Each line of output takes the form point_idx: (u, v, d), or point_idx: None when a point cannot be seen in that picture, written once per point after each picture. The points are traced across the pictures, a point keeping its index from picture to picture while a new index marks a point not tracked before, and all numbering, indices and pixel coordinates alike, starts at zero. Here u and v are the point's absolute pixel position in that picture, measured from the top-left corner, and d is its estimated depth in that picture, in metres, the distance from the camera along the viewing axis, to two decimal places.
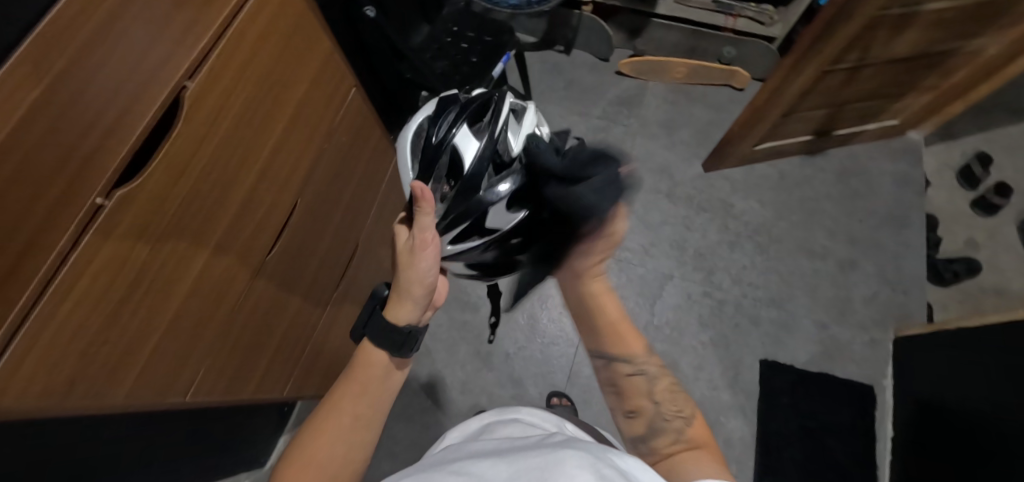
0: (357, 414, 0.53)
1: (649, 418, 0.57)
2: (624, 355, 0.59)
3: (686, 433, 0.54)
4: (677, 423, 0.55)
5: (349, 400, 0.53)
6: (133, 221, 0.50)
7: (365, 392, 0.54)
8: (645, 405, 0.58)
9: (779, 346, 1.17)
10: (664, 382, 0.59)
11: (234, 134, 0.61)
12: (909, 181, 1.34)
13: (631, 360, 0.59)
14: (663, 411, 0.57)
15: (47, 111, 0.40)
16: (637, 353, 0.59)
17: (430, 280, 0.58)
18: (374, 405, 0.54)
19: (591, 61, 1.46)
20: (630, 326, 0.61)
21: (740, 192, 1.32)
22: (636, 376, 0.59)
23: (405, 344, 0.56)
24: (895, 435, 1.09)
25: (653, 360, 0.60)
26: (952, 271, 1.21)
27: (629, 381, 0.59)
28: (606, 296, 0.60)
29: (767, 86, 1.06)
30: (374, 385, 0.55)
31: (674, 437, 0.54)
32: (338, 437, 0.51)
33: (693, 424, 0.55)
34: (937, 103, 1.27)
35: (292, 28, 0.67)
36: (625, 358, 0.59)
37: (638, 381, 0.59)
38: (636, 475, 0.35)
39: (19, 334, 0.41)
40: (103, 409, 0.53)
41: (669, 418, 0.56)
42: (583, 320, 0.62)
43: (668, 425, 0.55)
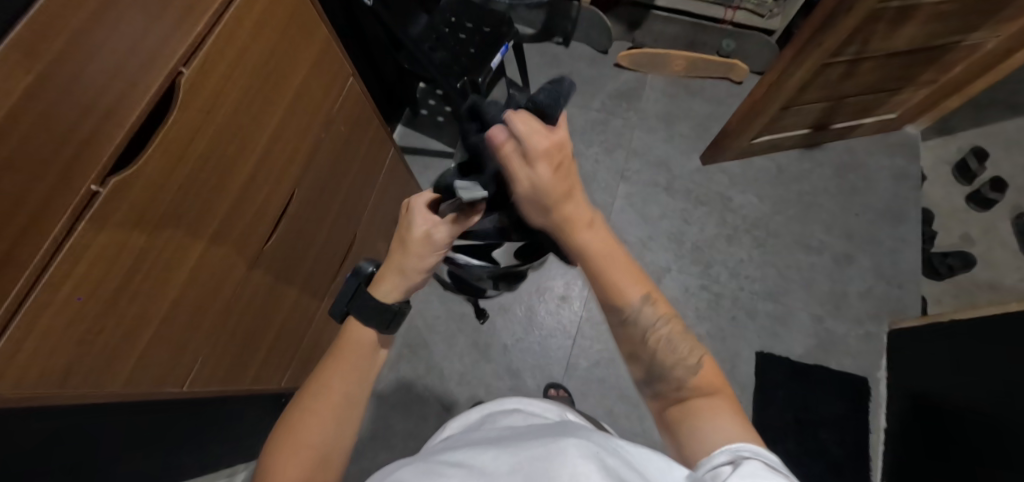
0: (345, 393, 0.52)
1: (648, 363, 0.52)
2: (618, 305, 0.49)
3: (690, 380, 0.50)
4: (680, 371, 0.50)
5: (339, 380, 0.53)
6: (129, 208, 0.50)
7: (354, 372, 0.54)
8: (643, 351, 0.52)
9: (775, 339, 1.18)
10: (665, 328, 0.51)
11: (230, 122, 0.60)
12: (906, 176, 1.35)
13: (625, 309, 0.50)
14: (661, 358, 0.51)
15: (42, 95, 0.40)
16: (631, 302, 0.49)
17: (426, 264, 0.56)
18: (362, 384, 0.54)
19: (590, 54, 1.46)
20: (625, 270, 0.49)
21: (738, 186, 1.32)
22: (632, 323, 0.50)
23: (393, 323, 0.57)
24: (888, 427, 1.10)
25: (653, 306, 0.50)
26: (947, 265, 1.21)
27: (625, 332, 0.51)
28: (594, 249, 0.49)
29: (766, 79, 1.06)
30: (364, 365, 0.55)
31: (679, 384, 0.50)
32: (328, 416, 0.51)
33: (700, 370, 0.50)
34: (935, 98, 1.28)
35: (291, 15, 0.66)
36: (617, 308, 0.50)
37: (634, 330, 0.51)
38: (639, 465, 0.35)
39: (14, 323, 0.41)
40: (100, 398, 0.53)
41: (669, 366, 0.50)
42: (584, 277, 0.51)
43: (671, 372, 0.50)
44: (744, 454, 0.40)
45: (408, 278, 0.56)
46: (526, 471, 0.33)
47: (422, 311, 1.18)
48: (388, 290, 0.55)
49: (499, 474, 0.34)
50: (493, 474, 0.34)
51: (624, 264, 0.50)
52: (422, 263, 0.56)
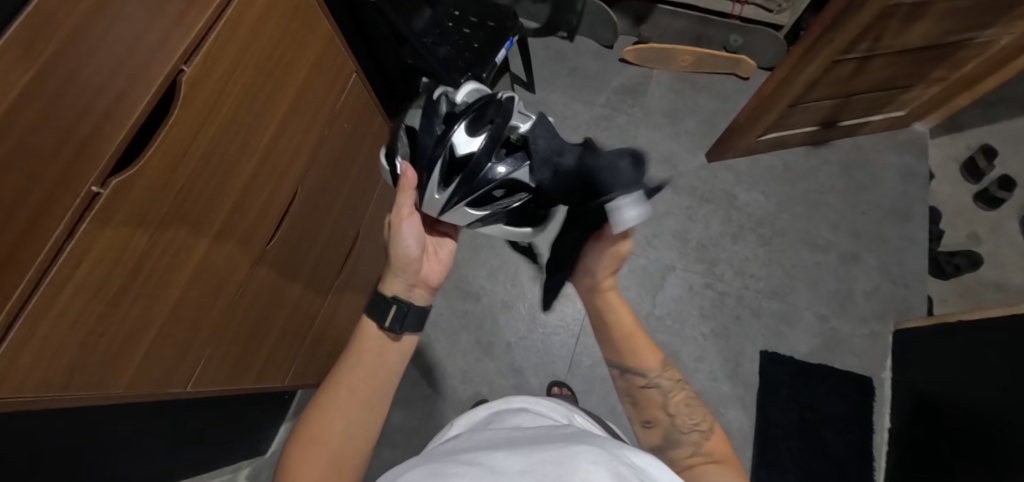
0: (350, 387, 0.53)
1: (663, 428, 0.60)
2: (637, 368, 0.62)
3: (703, 445, 0.55)
4: (695, 435, 0.57)
5: (348, 374, 0.54)
6: (132, 209, 0.49)
7: (362, 368, 0.54)
8: (660, 417, 0.60)
9: (780, 338, 1.17)
10: (681, 395, 0.61)
11: (234, 119, 0.60)
12: (913, 174, 1.33)
13: (645, 374, 0.62)
14: (679, 424, 0.59)
15: (39, 96, 0.39)
16: (650, 367, 0.62)
17: (413, 253, 0.59)
18: (373, 378, 0.54)
19: (595, 48, 1.44)
20: (646, 340, 0.63)
21: (744, 183, 1.31)
22: (653, 388, 0.62)
23: (399, 318, 0.56)
24: (893, 426, 1.09)
25: (668, 375, 0.62)
26: (954, 264, 1.21)
27: (643, 394, 0.62)
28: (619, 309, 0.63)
29: (775, 76, 1.04)
30: (373, 360, 0.55)
31: (692, 450, 0.55)
32: (337, 409, 0.52)
33: (712, 438, 0.56)
34: (945, 95, 1.26)
35: (293, 10, 0.65)
36: (637, 373, 0.62)
37: (653, 394, 0.61)
38: (651, 472, 0.34)
39: (17, 325, 0.40)
40: (104, 399, 0.52)
41: (685, 430, 0.58)
42: (602, 336, 0.65)
43: (686, 437, 0.57)
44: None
45: (401, 265, 0.59)
46: (538, 473, 0.32)
47: None
48: (393, 287, 0.59)
49: (510, 473, 0.33)
50: (505, 473, 0.33)
51: (644, 338, 0.63)
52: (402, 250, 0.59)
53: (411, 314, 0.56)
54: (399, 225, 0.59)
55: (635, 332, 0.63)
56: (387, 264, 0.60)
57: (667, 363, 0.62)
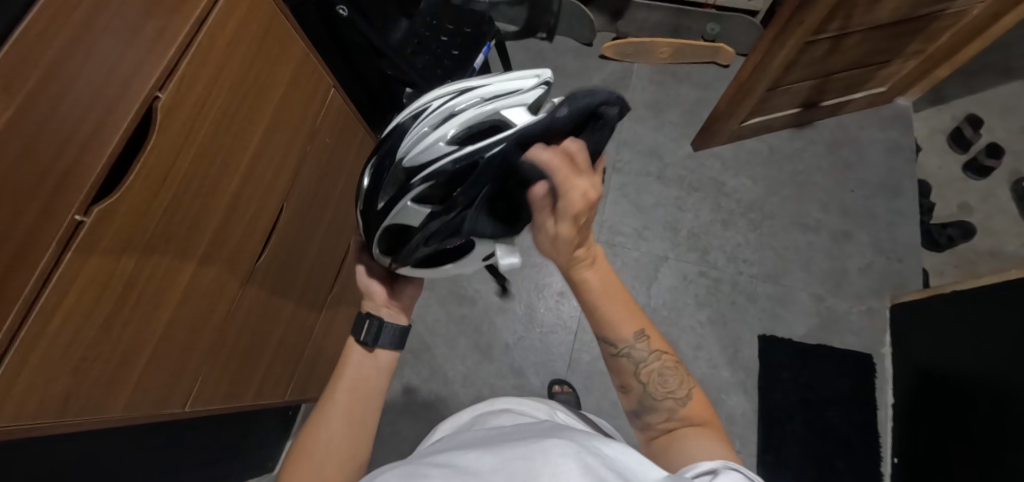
0: (340, 400, 0.53)
1: (639, 395, 0.54)
2: (611, 338, 0.51)
3: (680, 411, 0.51)
4: (670, 402, 0.52)
5: (336, 391, 0.54)
6: (116, 234, 0.50)
7: (347, 383, 0.55)
8: (634, 384, 0.54)
9: (777, 321, 1.17)
10: (657, 363, 0.53)
11: (212, 141, 0.61)
12: (900, 149, 1.34)
13: (618, 343, 0.52)
14: (652, 391, 0.53)
15: (18, 131, 0.40)
16: (625, 337, 0.51)
17: (372, 288, 0.63)
18: (358, 393, 0.55)
19: (574, 47, 1.45)
20: (624, 305, 0.52)
21: (731, 170, 1.31)
22: (624, 357, 0.52)
23: (372, 333, 0.56)
24: (896, 402, 1.09)
25: (644, 342, 0.52)
26: (947, 235, 1.22)
27: (616, 362, 0.53)
28: (595, 275, 0.49)
29: (750, 61, 1.05)
30: (359, 376, 0.56)
31: (667, 415, 0.52)
32: (329, 425, 0.52)
33: (688, 404, 0.52)
34: (925, 67, 1.26)
35: (264, 31, 0.66)
36: (610, 343, 0.52)
37: (625, 362, 0.52)
38: (619, 461, 0.35)
39: (8, 355, 0.41)
40: (101, 422, 0.54)
41: (659, 397, 0.53)
42: (569, 298, 0.53)
43: (659, 404, 0.53)
44: (727, 465, 0.39)
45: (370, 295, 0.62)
46: (508, 470, 0.33)
47: (422, 316, 1.18)
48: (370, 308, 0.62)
49: (481, 473, 0.34)
50: (476, 472, 0.34)
51: (623, 304, 0.51)
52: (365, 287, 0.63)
53: (387, 329, 0.57)
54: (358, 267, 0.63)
55: (609, 299, 0.51)
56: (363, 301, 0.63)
57: (644, 328, 0.52)
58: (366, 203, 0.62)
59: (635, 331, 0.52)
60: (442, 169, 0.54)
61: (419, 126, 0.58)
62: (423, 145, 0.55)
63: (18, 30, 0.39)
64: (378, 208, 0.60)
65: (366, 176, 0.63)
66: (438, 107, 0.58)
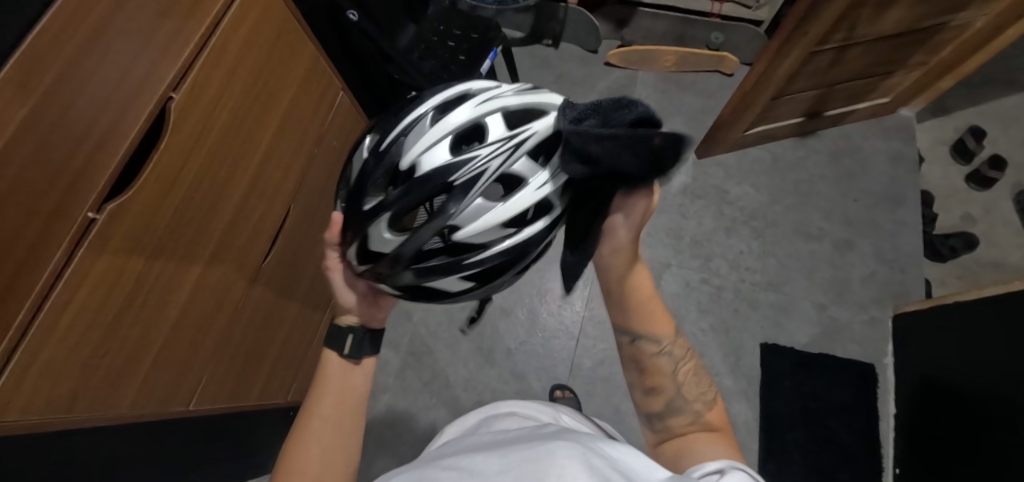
0: (325, 416, 0.51)
1: (669, 397, 0.55)
2: (652, 335, 0.55)
3: (703, 416, 0.53)
4: (698, 405, 0.54)
5: (318, 402, 0.52)
6: (127, 233, 0.51)
7: (332, 394, 0.53)
8: (666, 384, 0.55)
9: (779, 329, 1.17)
10: (687, 366, 0.56)
11: (223, 142, 0.62)
12: (903, 159, 1.34)
13: (658, 341, 0.56)
14: (685, 392, 0.55)
15: (35, 129, 0.40)
16: (664, 336, 0.55)
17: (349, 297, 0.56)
18: (343, 403, 0.53)
19: (580, 53, 1.46)
20: (661, 305, 0.57)
21: (735, 178, 1.32)
22: (664, 355, 0.56)
23: (356, 345, 0.54)
24: (898, 412, 1.09)
25: (678, 344, 0.57)
26: (949, 246, 1.22)
27: (654, 361, 0.56)
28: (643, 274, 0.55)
29: (755, 70, 1.05)
30: (342, 389, 0.54)
31: (692, 418, 0.53)
32: (316, 439, 0.50)
33: (713, 409, 0.54)
34: (928, 79, 1.27)
35: (275, 35, 0.67)
36: (652, 340, 0.55)
37: (662, 361, 0.56)
38: (624, 463, 0.35)
39: (18, 352, 0.42)
40: (107, 419, 0.54)
41: (689, 399, 0.54)
42: (613, 296, 0.56)
43: (689, 406, 0.54)
44: (733, 464, 0.39)
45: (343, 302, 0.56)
46: (516, 473, 0.33)
47: (425, 319, 1.18)
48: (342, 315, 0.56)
49: (490, 474, 0.34)
50: (484, 474, 0.34)
51: (661, 305, 0.56)
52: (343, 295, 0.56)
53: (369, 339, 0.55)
54: (331, 278, 0.55)
55: (652, 297, 0.56)
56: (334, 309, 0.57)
57: (680, 331, 0.57)
58: (377, 256, 0.49)
59: (670, 333, 0.56)
60: (507, 251, 0.50)
61: (470, 194, 0.47)
62: (483, 222, 0.47)
63: (36, 28, 0.39)
64: (405, 274, 0.50)
65: (384, 228, 0.49)
66: (494, 168, 0.47)
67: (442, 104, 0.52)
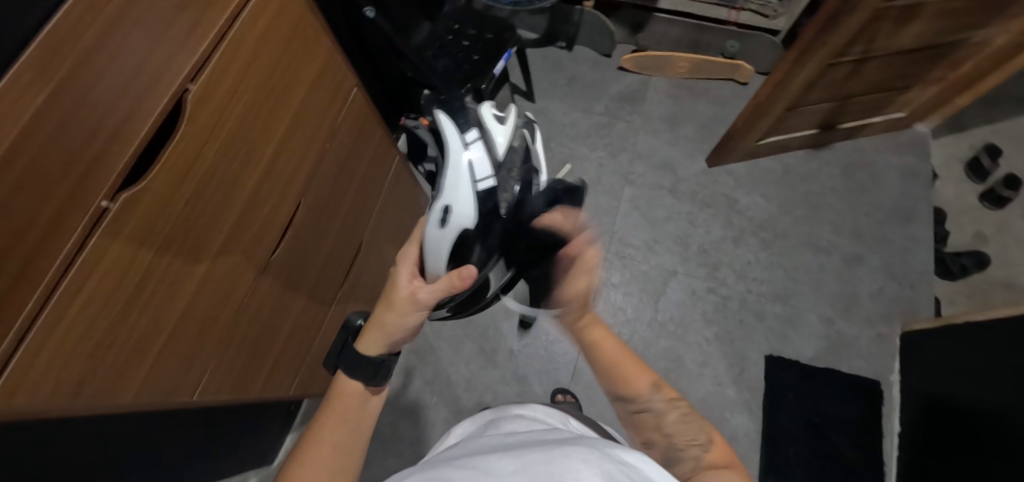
0: (335, 443, 0.51)
1: (663, 448, 0.55)
2: (630, 393, 0.59)
3: (705, 458, 0.51)
4: (695, 450, 0.52)
5: (331, 429, 0.51)
6: (139, 222, 0.51)
7: (338, 419, 0.52)
8: (658, 438, 0.57)
9: (784, 341, 1.17)
10: (677, 412, 0.57)
11: (238, 134, 0.62)
12: (916, 175, 1.33)
13: (638, 398, 0.59)
14: (675, 442, 0.54)
15: (51, 117, 0.40)
16: (643, 390, 0.59)
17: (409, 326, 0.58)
18: (353, 433, 0.52)
19: (593, 57, 1.45)
20: (633, 363, 0.61)
21: (745, 187, 1.31)
22: (647, 412, 0.58)
23: (379, 373, 0.56)
24: (903, 431, 1.08)
25: (661, 394, 0.59)
26: (960, 264, 1.21)
27: (640, 418, 0.59)
28: (602, 341, 0.62)
29: (770, 80, 1.04)
30: (356, 416, 0.54)
31: (693, 463, 0.50)
32: (320, 468, 0.49)
33: (712, 449, 0.52)
34: (946, 95, 1.26)
35: (294, 29, 0.67)
36: (630, 398, 0.59)
37: (648, 417, 0.58)
38: (640, 469, 0.35)
39: (28, 336, 0.42)
40: (112, 406, 0.54)
41: (682, 447, 0.53)
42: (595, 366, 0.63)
43: (684, 453, 0.52)
44: None
45: (391, 329, 0.57)
46: (531, 473, 0.33)
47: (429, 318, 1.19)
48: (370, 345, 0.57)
49: (502, 475, 0.34)
50: (498, 474, 0.34)
51: (631, 361, 0.61)
52: (403, 321, 0.57)
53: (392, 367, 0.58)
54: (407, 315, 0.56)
55: (622, 357, 0.61)
56: (367, 327, 0.57)
57: (656, 381, 0.60)
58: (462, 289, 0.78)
59: (650, 383, 0.60)
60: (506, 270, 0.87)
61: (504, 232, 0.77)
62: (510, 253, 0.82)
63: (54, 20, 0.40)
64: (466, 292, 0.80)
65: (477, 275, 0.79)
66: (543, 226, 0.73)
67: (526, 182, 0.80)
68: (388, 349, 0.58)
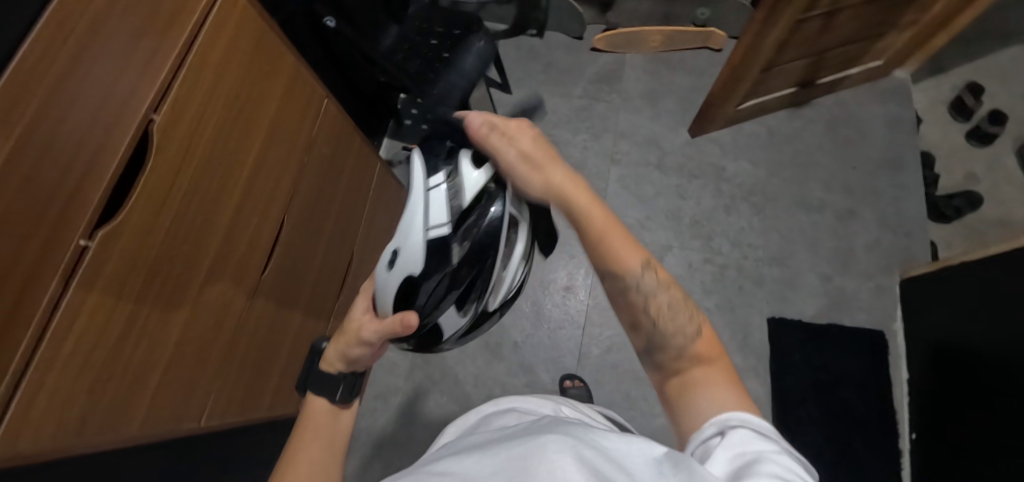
0: (312, 460, 0.48)
1: (649, 332, 0.47)
2: (616, 271, 0.46)
3: (691, 348, 0.44)
4: (680, 340, 0.45)
5: (306, 449, 0.49)
6: (121, 257, 0.51)
7: (311, 435, 0.50)
8: (644, 321, 0.47)
9: (785, 303, 1.17)
10: (667, 296, 0.47)
11: (210, 160, 0.62)
12: (900, 122, 1.32)
13: (624, 276, 0.46)
14: (662, 326, 0.46)
15: (23, 159, 0.41)
16: (631, 269, 0.46)
17: (362, 357, 0.53)
18: (329, 449, 0.50)
19: (565, 41, 1.44)
20: (625, 235, 0.47)
21: (730, 154, 1.31)
22: (635, 289, 0.47)
23: (349, 389, 0.53)
24: (911, 378, 1.09)
25: (653, 273, 0.47)
26: (954, 207, 1.22)
27: (628, 299, 0.47)
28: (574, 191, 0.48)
29: (742, 43, 1.04)
30: (330, 433, 0.51)
31: (678, 351, 0.45)
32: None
33: (699, 341, 0.44)
34: (921, 39, 1.25)
35: (254, 47, 0.67)
36: (616, 276, 0.47)
37: (635, 297, 0.47)
38: (615, 449, 0.35)
39: (24, 379, 0.43)
40: (118, 442, 0.55)
41: (670, 334, 0.45)
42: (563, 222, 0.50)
43: (670, 339, 0.45)
44: (732, 423, 0.36)
45: (351, 358, 0.53)
46: (507, 473, 0.33)
47: None
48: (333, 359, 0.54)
49: (480, 477, 0.34)
50: (476, 476, 0.34)
51: (621, 235, 0.47)
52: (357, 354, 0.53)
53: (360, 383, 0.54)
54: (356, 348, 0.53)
55: (608, 230, 0.46)
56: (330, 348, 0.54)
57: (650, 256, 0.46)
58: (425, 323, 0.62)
59: (640, 261, 0.46)
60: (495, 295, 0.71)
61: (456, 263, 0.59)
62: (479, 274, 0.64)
63: (10, 65, 0.39)
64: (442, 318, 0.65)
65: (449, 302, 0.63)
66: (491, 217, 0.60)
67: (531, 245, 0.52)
68: (349, 367, 0.54)
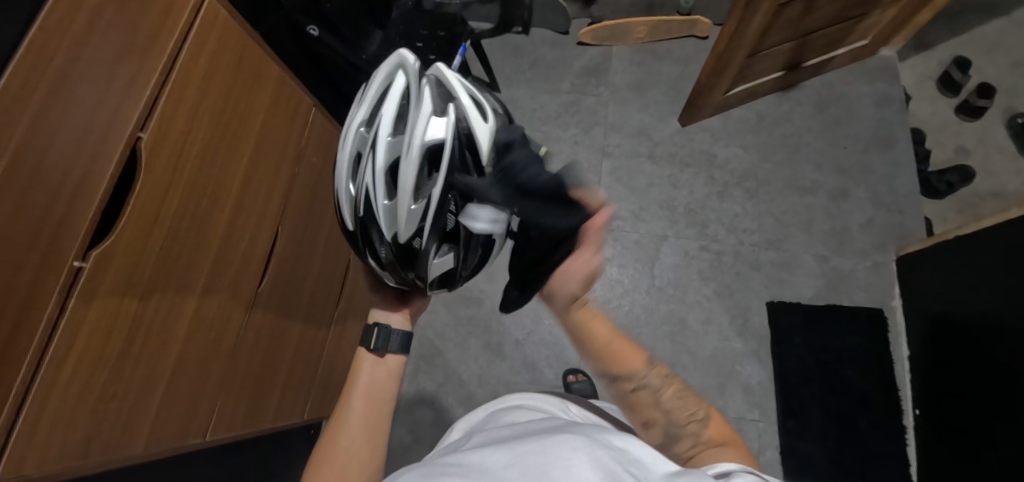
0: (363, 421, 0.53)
1: (663, 426, 0.52)
2: (625, 372, 0.54)
3: (703, 432, 0.50)
4: (693, 426, 0.51)
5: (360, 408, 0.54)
6: (116, 277, 0.51)
7: (361, 399, 0.55)
8: (655, 416, 0.53)
9: (783, 286, 1.17)
10: (670, 389, 0.54)
11: (200, 174, 0.62)
12: (889, 100, 1.32)
13: (633, 376, 0.54)
14: (675, 419, 0.52)
15: (11, 186, 0.41)
16: (637, 367, 0.54)
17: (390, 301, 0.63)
18: (378, 414, 0.54)
19: (551, 37, 1.44)
20: (627, 341, 0.56)
21: (721, 141, 1.31)
22: (643, 389, 0.54)
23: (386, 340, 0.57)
24: (912, 355, 1.09)
25: (655, 371, 0.55)
26: (946, 182, 1.22)
27: (636, 397, 0.54)
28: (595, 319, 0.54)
29: (727, 30, 1.04)
30: (377, 398, 0.56)
31: (693, 440, 0.49)
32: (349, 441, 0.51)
33: (710, 425, 0.51)
34: (905, 17, 1.25)
35: (237, 60, 0.67)
36: (626, 377, 0.54)
37: (645, 394, 0.54)
38: (629, 452, 0.36)
39: (28, 402, 0.43)
40: (124, 460, 0.55)
41: (682, 423, 0.51)
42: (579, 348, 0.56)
43: (684, 430, 0.50)
44: (744, 467, 0.39)
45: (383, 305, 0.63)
46: (522, 467, 0.33)
47: (430, 323, 1.19)
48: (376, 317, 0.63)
49: (496, 470, 0.34)
50: (491, 469, 0.35)
51: (627, 341, 0.56)
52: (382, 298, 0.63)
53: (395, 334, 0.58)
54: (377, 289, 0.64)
55: (614, 337, 0.55)
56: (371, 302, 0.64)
57: (651, 359, 0.56)
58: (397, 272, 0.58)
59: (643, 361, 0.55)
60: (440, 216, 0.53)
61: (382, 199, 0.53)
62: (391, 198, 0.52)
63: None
64: (412, 259, 0.56)
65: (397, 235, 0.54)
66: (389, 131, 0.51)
67: (444, 178, 0.51)
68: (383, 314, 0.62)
